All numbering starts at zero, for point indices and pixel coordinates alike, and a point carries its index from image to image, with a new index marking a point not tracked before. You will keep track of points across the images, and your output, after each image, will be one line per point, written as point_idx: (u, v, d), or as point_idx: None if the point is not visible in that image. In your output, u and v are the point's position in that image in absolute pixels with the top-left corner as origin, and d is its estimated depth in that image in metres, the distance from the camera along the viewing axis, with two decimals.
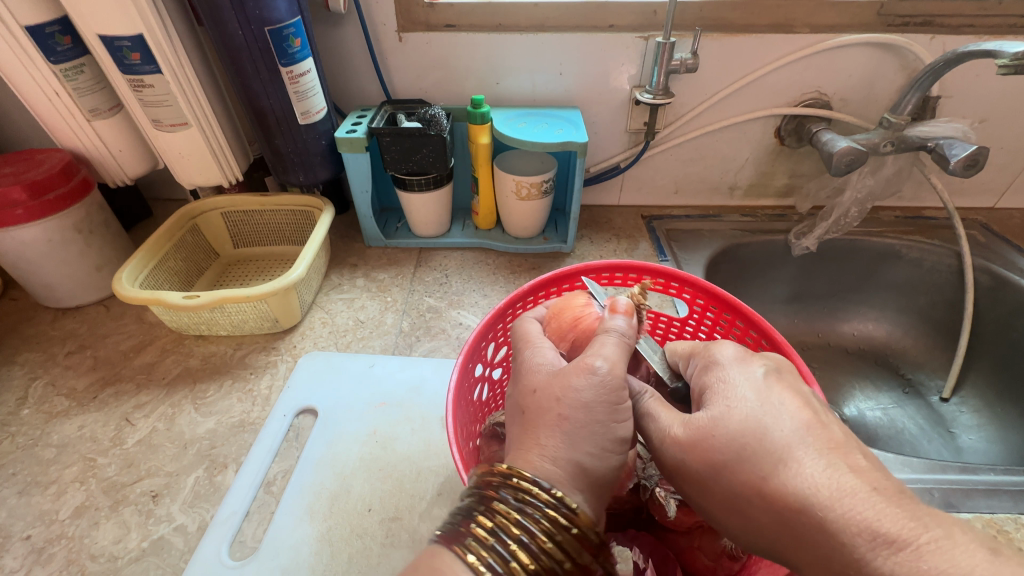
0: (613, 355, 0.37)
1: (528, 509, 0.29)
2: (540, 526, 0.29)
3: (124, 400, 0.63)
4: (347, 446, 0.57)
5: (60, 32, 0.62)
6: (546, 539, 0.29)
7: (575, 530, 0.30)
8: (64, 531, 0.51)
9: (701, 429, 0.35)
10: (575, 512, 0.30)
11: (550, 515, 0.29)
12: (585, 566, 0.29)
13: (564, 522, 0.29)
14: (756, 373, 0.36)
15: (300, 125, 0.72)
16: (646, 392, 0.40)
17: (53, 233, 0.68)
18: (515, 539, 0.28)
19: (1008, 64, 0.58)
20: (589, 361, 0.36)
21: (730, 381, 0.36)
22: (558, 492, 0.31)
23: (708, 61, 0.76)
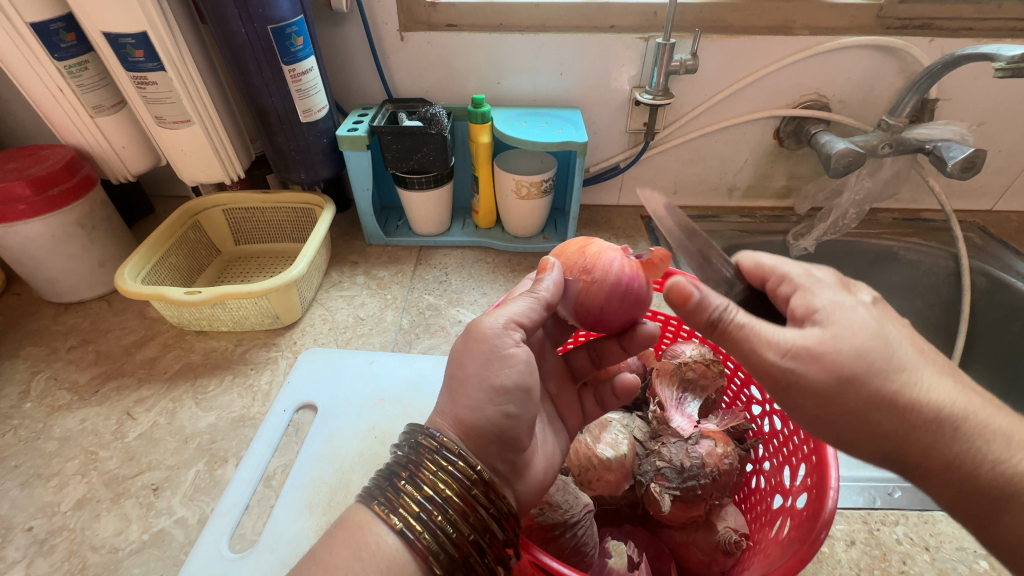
0: (511, 311, 0.39)
1: (416, 454, 0.34)
2: (426, 469, 0.33)
3: (125, 394, 0.63)
4: (346, 441, 0.58)
5: (64, 28, 0.62)
6: (431, 476, 0.33)
7: (457, 466, 0.34)
8: (66, 523, 0.51)
9: (810, 343, 0.35)
10: (455, 451, 0.34)
11: (435, 459, 0.34)
12: (472, 495, 0.33)
13: (445, 460, 0.34)
14: (863, 297, 0.37)
15: (301, 123, 0.73)
16: (729, 306, 0.37)
17: (56, 229, 0.69)
18: (406, 483, 0.32)
19: (1005, 68, 0.58)
20: (480, 320, 0.38)
21: (839, 298, 0.37)
22: (443, 438, 0.35)
23: (707, 63, 0.77)
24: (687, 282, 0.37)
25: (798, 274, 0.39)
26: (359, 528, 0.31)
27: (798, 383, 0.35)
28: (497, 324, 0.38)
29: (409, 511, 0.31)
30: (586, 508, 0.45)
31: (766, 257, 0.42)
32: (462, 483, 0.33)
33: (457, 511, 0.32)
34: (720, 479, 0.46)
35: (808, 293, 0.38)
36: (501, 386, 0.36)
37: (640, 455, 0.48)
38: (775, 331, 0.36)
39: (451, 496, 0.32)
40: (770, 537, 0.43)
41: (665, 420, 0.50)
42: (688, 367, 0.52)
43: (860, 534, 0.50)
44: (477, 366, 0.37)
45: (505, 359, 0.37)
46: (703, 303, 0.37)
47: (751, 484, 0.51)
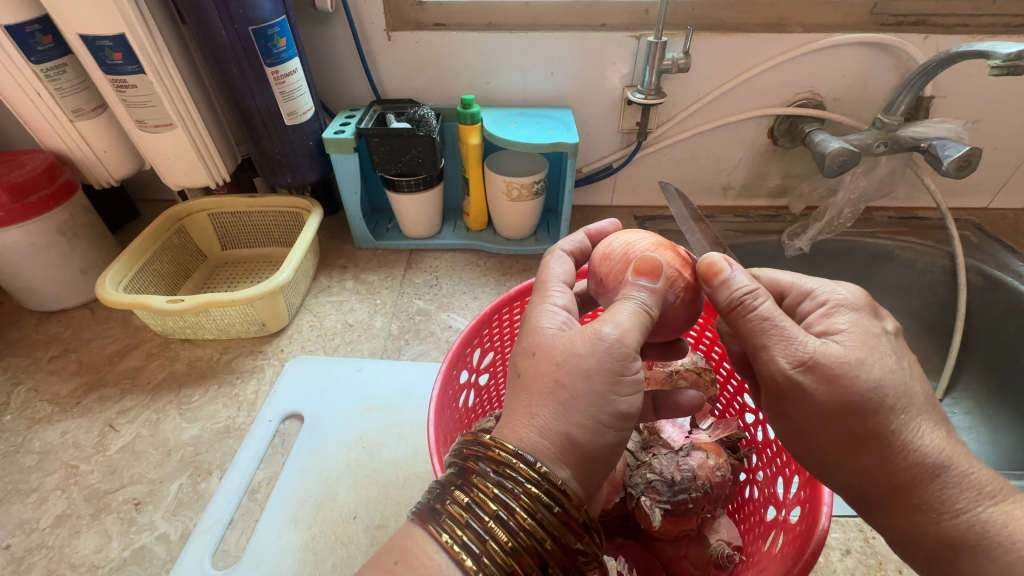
0: (627, 322, 0.35)
1: (507, 484, 0.29)
2: (520, 507, 0.29)
3: (108, 405, 0.62)
4: (334, 452, 0.57)
5: (40, 31, 0.61)
6: (525, 517, 0.29)
7: (557, 506, 0.29)
8: (44, 540, 0.50)
9: (835, 359, 0.34)
10: (559, 487, 0.29)
11: (536, 495, 0.29)
12: (572, 541, 0.30)
13: (548, 499, 0.29)
14: (889, 326, 0.37)
15: (287, 126, 0.71)
16: (761, 293, 0.37)
17: (36, 236, 0.67)
18: (492, 523, 0.29)
19: (1000, 66, 0.57)
20: (599, 327, 0.34)
21: (863, 322, 0.37)
22: (543, 467, 0.30)
23: (700, 62, 0.76)
24: (721, 260, 0.39)
25: (825, 291, 0.39)
26: (431, 567, 0.27)
27: (797, 395, 0.35)
28: (616, 336, 0.33)
29: (499, 560, 0.27)
30: None
31: (784, 274, 0.43)
32: (561, 521, 0.29)
33: (550, 559, 0.29)
34: (712, 492, 0.45)
35: (833, 312, 0.38)
36: (625, 413, 0.33)
37: (631, 467, 0.47)
38: (799, 331, 0.36)
39: (546, 538, 0.29)
40: (763, 551, 0.42)
41: (656, 430, 0.50)
42: (680, 375, 0.51)
43: (855, 542, 0.50)
44: (603, 385, 0.32)
45: (633, 385, 0.33)
46: (730, 280, 0.38)
47: (744, 493, 0.50)
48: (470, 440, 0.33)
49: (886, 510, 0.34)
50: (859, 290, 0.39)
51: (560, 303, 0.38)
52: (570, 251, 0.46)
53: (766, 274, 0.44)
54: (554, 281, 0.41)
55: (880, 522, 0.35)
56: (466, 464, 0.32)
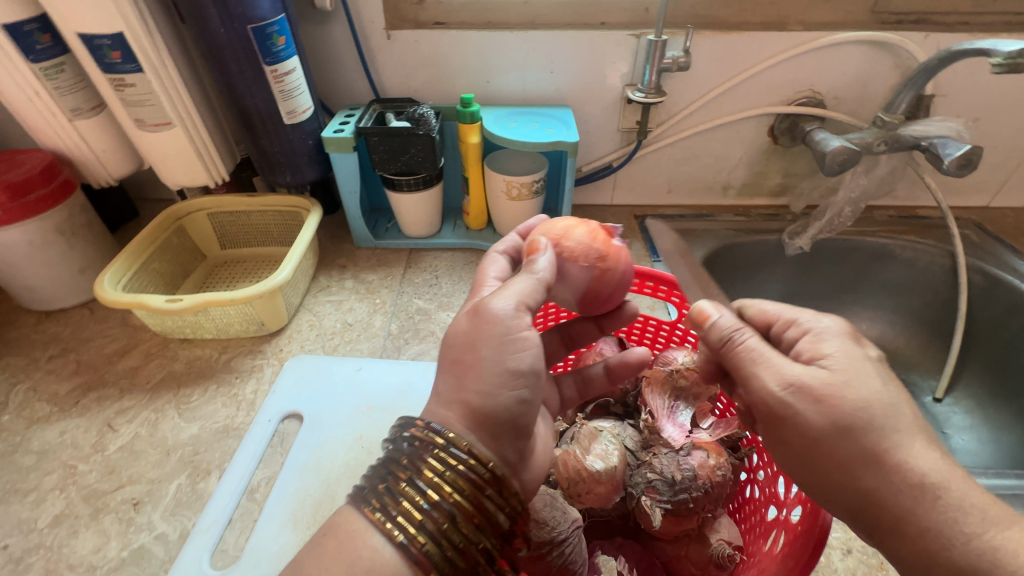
0: (517, 291, 0.36)
1: (417, 454, 0.32)
2: (430, 472, 0.31)
3: (106, 405, 0.62)
4: (333, 452, 0.57)
5: (39, 30, 0.61)
6: (434, 480, 0.31)
7: (464, 468, 0.31)
8: (42, 540, 0.50)
9: (820, 385, 0.35)
10: (464, 449, 0.31)
11: (442, 459, 0.31)
12: (484, 498, 0.31)
13: (454, 461, 0.31)
14: (872, 351, 0.37)
15: (286, 125, 0.71)
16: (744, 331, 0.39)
17: (34, 236, 0.67)
18: (407, 488, 0.30)
19: (1002, 63, 0.57)
20: (487, 299, 0.35)
21: (850, 348, 0.37)
22: (449, 434, 0.32)
23: (700, 60, 0.75)
24: (709, 305, 0.42)
25: (809, 321, 0.39)
26: (353, 535, 0.30)
27: (791, 418, 0.35)
28: (509, 306, 0.35)
29: (412, 521, 0.29)
30: (574, 523, 0.44)
31: (771, 306, 0.43)
32: (470, 481, 0.31)
33: (463, 515, 0.30)
34: (713, 492, 0.45)
35: (819, 338, 0.38)
36: (516, 369, 0.34)
37: (631, 466, 0.47)
38: (784, 359, 0.37)
39: (459, 499, 0.31)
40: (764, 550, 0.42)
41: (657, 429, 0.49)
42: (681, 374, 0.51)
43: (857, 542, 0.49)
44: (491, 350, 0.33)
45: (520, 342, 0.34)
46: (716, 322, 0.41)
47: (745, 493, 0.50)
48: (396, 421, 0.35)
49: (885, 529, 0.33)
50: (839, 321, 0.40)
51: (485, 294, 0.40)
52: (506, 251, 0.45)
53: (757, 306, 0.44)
54: (488, 280, 0.42)
55: (877, 536, 0.34)
56: (390, 441, 0.34)
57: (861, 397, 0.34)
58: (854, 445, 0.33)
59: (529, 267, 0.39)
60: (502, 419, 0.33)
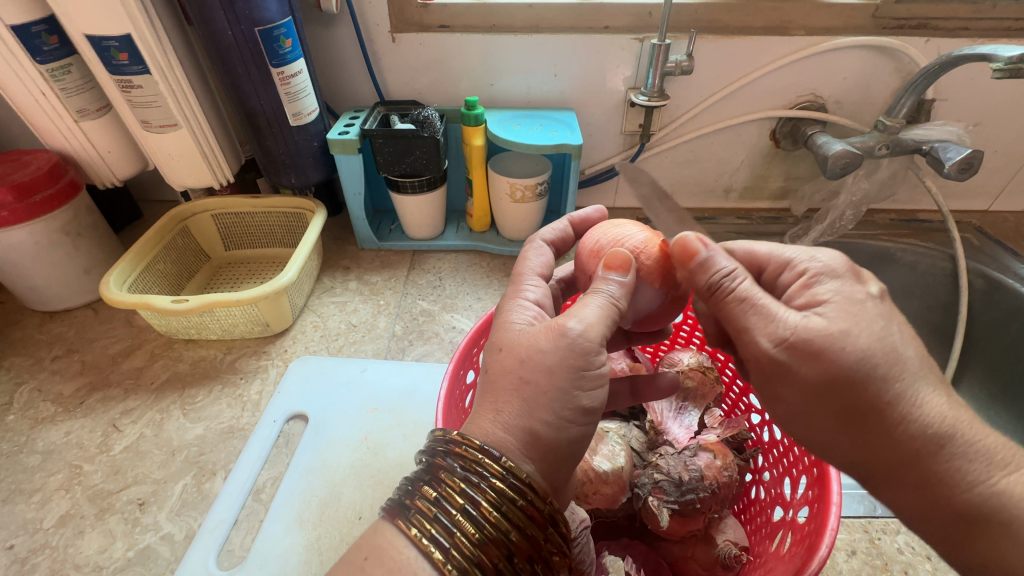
0: (591, 316, 0.35)
1: (473, 479, 0.31)
2: (486, 501, 0.30)
3: (111, 405, 0.62)
4: (338, 453, 0.57)
5: (46, 31, 0.61)
6: (491, 510, 0.30)
7: (521, 500, 0.31)
8: (48, 540, 0.50)
9: (814, 334, 0.33)
10: (523, 481, 0.31)
11: (500, 488, 0.31)
12: (537, 535, 0.31)
13: (512, 492, 0.30)
14: (873, 289, 0.35)
15: (292, 126, 0.71)
16: (735, 275, 0.36)
17: (40, 236, 0.67)
18: (464, 519, 0.29)
19: (1003, 68, 0.58)
20: (563, 322, 0.35)
21: (847, 289, 0.35)
22: (508, 462, 0.31)
23: (703, 64, 0.76)
24: (692, 246, 0.37)
25: (803, 260, 0.38)
26: (400, 563, 0.28)
27: (784, 374, 0.35)
28: (583, 330, 0.34)
29: (465, 553, 0.28)
30: (582, 523, 0.44)
31: (761, 245, 0.41)
32: (526, 515, 0.31)
33: (518, 550, 0.30)
34: (719, 493, 0.45)
35: (813, 282, 0.36)
36: (589, 407, 0.34)
37: (639, 466, 0.47)
38: (778, 306, 0.35)
39: (512, 533, 0.30)
40: (771, 551, 0.42)
41: (662, 430, 0.50)
42: (686, 375, 0.52)
43: (861, 543, 0.50)
44: (567, 381, 0.33)
45: (598, 378, 0.35)
46: (706, 270, 0.37)
47: (750, 494, 0.50)
48: (446, 439, 0.33)
49: (895, 485, 0.34)
50: (840, 256, 0.38)
51: (531, 298, 0.39)
52: (550, 239, 0.47)
53: (743, 248, 0.42)
54: (529, 273, 0.42)
55: (892, 497, 0.35)
56: (439, 464, 0.32)
57: (863, 350, 0.32)
58: (869, 426, 0.33)
59: (598, 284, 0.37)
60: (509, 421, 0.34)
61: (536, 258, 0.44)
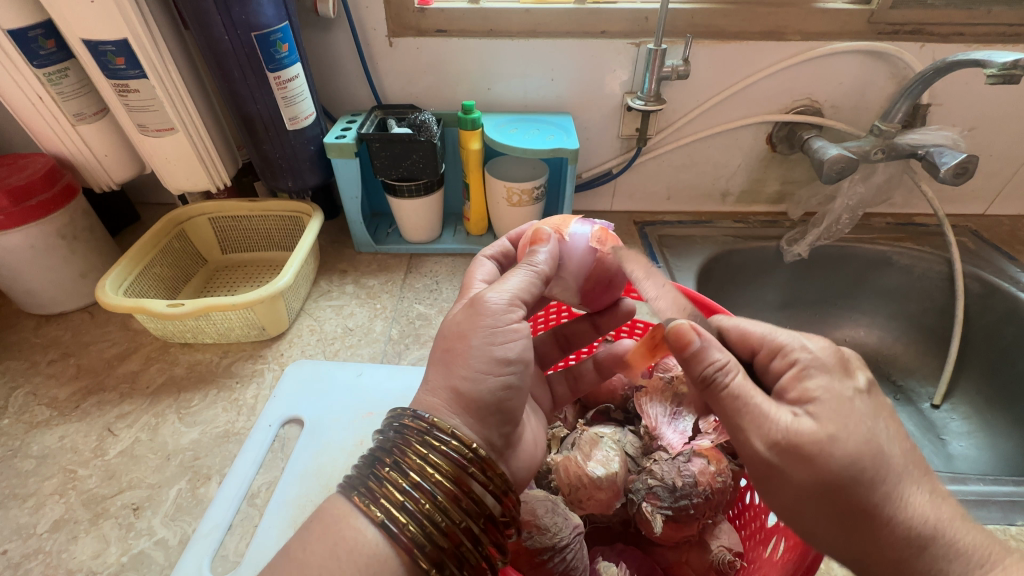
0: (512, 287, 0.39)
1: (404, 438, 0.33)
2: (414, 453, 0.32)
3: (106, 410, 0.62)
4: (334, 458, 0.57)
5: (43, 35, 0.61)
6: (419, 460, 0.32)
7: (448, 450, 0.32)
8: (41, 545, 0.50)
9: (807, 438, 0.32)
10: (449, 432, 0.33)
11: (427, 440, 0.32)
12: (467, 480, 0.32)
13: (438, 443, 0.32)
14: (861, 384, 0.35)
15: (288, 130, 0.71)
16: (727, 369, 0.35)
17: (36, 240, 0.67)
18: (391, 471, 0.31)
19: (997, 74, 0.58)
20: (482, 293, 0.38)
21: (836, 386, 0.34)
22: (434, 417, 0.34)
23: (699, 69, 0.76)
24: (687, 333, 0.36)
25: (796, 349, 0.36)
26: (340, 521, 0.30)
27: (777, 476, 0.33)
28: (502, 300, 0.37)
29: (395, 501, 0.30)
30: (576, 529, 0.44)
31: (755, 325, 0.40)
32: (455, 462, 0.32)
33: (447, 495, 0.31)
34: (713, 498, 0.45)
35: (804, 375, 0.35)
36: (503, 357, 0.36)
37: (633, 472, 0.47)
38: (772, 406, 0.34)
39: (441, 480, 0.31)
40: (764, 558, 0.42)
41: (656, 436, 0.50)
42: (681, 380, 0.52)
43: None
44: (481, 338, 0.36)
45: (511, 333, 0.37)
46: (699, 358, 0.36)
47: (745, 499, 0.49)
48: (389, 412, 0.36)
49: None
50: (828, 343, 0.37)
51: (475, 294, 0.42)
52: (494, 256, 0.48)
53: (735, 328, 0.40)
54: (475, 280, 0.44)
55: None
56: (380, 431, 0.35)
57: (853, 454, 0.31)
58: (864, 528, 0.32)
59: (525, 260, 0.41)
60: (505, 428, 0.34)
61: (482, 266, 0.46)
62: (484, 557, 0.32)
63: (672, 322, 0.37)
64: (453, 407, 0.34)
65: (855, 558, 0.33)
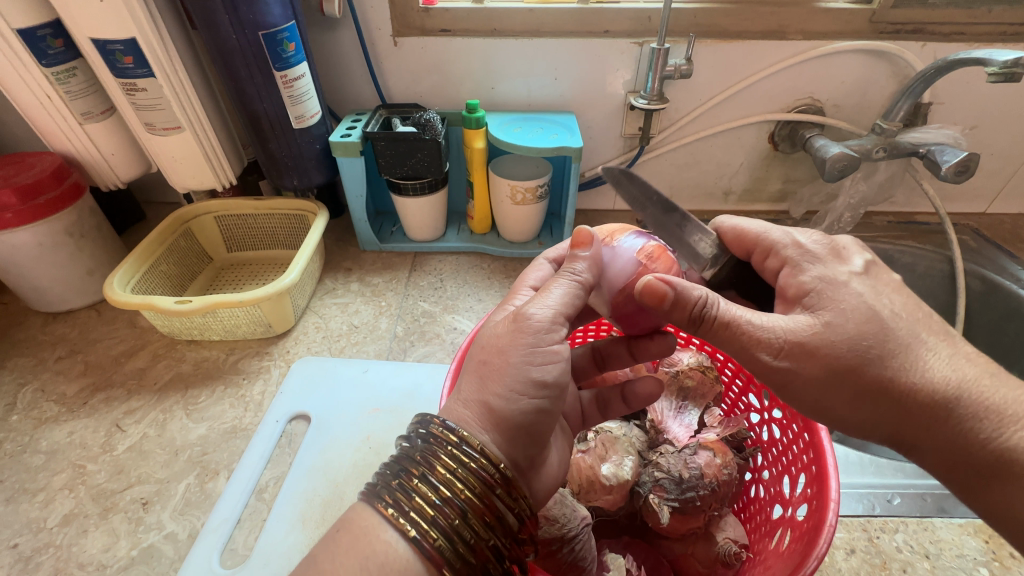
0: (555, 301, 0.37)
1: (432, 450, 0.32)
2: (443, 467, 0.31)
3: (114, 406, 0.62)
4: (341, 453, 0.57)
5: (52, 35, 0.62)
6: (448, 475, 0.31)
7: (478, 466, 0.32)
8: (52, 539, 0.50)
9: (805, 334, 0.35)
10: (478, 448, 0.32)
11: (455, 455, 0.32)
12: (494, 499, 0.32)
13: (467, 458, 0.32)
14: (856, 266, 0.38)
15: (294, 129, 0.72)
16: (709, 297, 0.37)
17: (44, 237, 0.67)
18: (419, 484, 0.31)
19: (998, 72, 0.58)
20: (524, 310, 0.37)
21: (829, 271, 0.38)
22: (464, 432, 0.33)
23: (701, 68, 0.77)
24: (658, 283, 0.36)
25: (789, 247, 0.40)
26: (365, 530, 0.30)
27: (795, 380, 0.36)
28: (545, 315, 0.36)
29: (424, 517, 0.30)
30: (584, 521, 0.44)
31: (750, 223, 0.42)
32: (482, 481, 0.31)
33: (475, 514, 0.31)
34: (719, 490, 0.45)
35: (799, 270, 0.39)
36: (540, 380, 0.35)
37: (640, 465, 0.48)
38: (758, 317, 0.36)
39: (469, 497, 0.31)
40: (770, 548, 0.43)
41: (661, 429, 0.51)
42: (686, 374, 0.52)
43: (860, 542, 0.50)
44: (520, 355, 0.35)
45: (549, 355, 0.36)
46: (679, 297, 0.36)
47: (750, 492, 0.50)
48: (413, 418, 0.35)
49: (919, 446, 0.35)
50: (822, 240, 0.40)
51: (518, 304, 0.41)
52: (554, 258, 0.47)
53: (732, 226, 0.44)
54: (524, 286, 0.43)
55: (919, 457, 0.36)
56: (403, 438, 0.34)
57: (850, 334, 0.35)
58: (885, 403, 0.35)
59: (567, 269, 0.40)
60: (518, 424, 0.34)
61: (534, 272, 0.45)
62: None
63: (640, 282, 0.37)
64: (465, 398, 0.35)
65: (885, 431, 0.36)
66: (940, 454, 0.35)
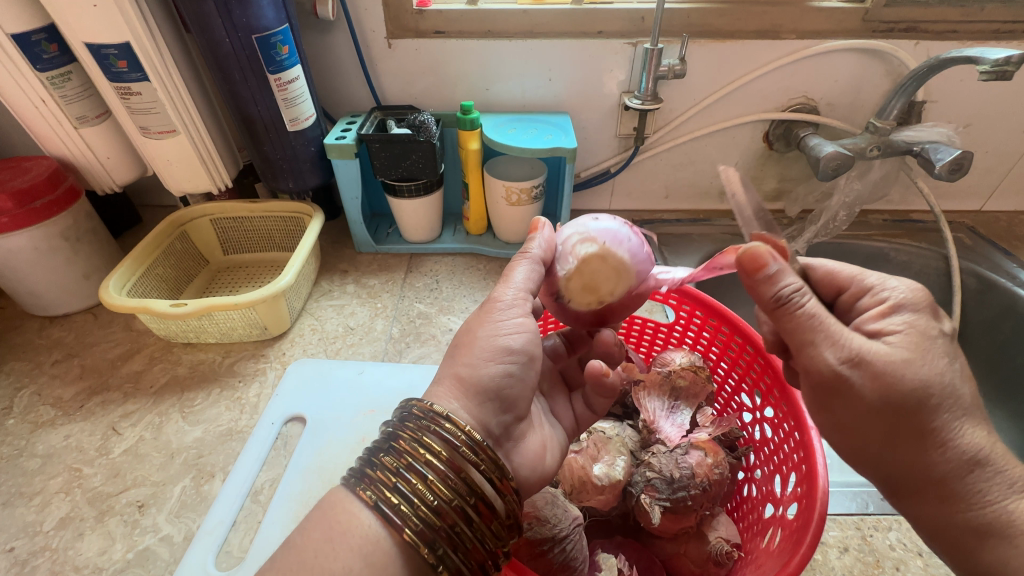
0: (518, 281, 0.41)
1: (400, 423, 0.34)
2: (407, 435, 0.33)
3: (110, 409, 0.62)
4: (335, 455, 0.57)
5: (46, 39, 0.62)
6: (411, 442, 0.33)
7: (440, 430, 0.33)
8: (47, 543, 0.51)
9: (887, 359, 0.34)
10: (442, 415, 0.34)
11: (420, 424, 0.34)
12: (458, 461, 0.33)
13: (430, 424, 0.34)
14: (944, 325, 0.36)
15: (289, 131, 0.72)
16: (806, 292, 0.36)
17: (39, 242, 0.68)
18: (384, 455, 0.33)
19: (989, 71, 0.59)
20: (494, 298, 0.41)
21: (921, 323, 0.36)
22: (434, 404, 0.35)
23: (695, 68, 0.77)
24: (767, 254, 0.36)
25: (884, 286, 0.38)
26: (336, 506, 0.32)
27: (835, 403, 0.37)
28: (510, 296, 0.40)
29: (385, 482, 0.31)
30: (576, 521, 0.45)
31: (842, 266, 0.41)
32: (447, 445, 0.33)
33: (439, 476, 0.32)
34: (711, 490, 0.45)
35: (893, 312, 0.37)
36: (507, 347, 0.39)
37: (632, 465, 0.48)
38: (842, 327, 0.36)
39: (431, 459, 0.32)
40: (762, 547, 0.43)
41: (654, 429, 0.51)
42: (678, 375, 0.52)
43: (853, 540, 0.50)
44: (485, 330, 0.39)
45: (515, 327, 0.40)
46: (777, 276, 0.36)
47: (743, 492, 0.51)
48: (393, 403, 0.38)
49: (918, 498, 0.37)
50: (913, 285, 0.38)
51: None
52: None
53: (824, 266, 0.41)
54: None
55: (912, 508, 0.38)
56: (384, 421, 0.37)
57: (924, 379, 0.34)
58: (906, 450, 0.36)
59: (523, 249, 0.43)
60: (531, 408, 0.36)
61: None
62: (476, 539, 0.32)
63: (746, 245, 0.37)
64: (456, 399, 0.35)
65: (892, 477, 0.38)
66: (935, 508, 0.37)
